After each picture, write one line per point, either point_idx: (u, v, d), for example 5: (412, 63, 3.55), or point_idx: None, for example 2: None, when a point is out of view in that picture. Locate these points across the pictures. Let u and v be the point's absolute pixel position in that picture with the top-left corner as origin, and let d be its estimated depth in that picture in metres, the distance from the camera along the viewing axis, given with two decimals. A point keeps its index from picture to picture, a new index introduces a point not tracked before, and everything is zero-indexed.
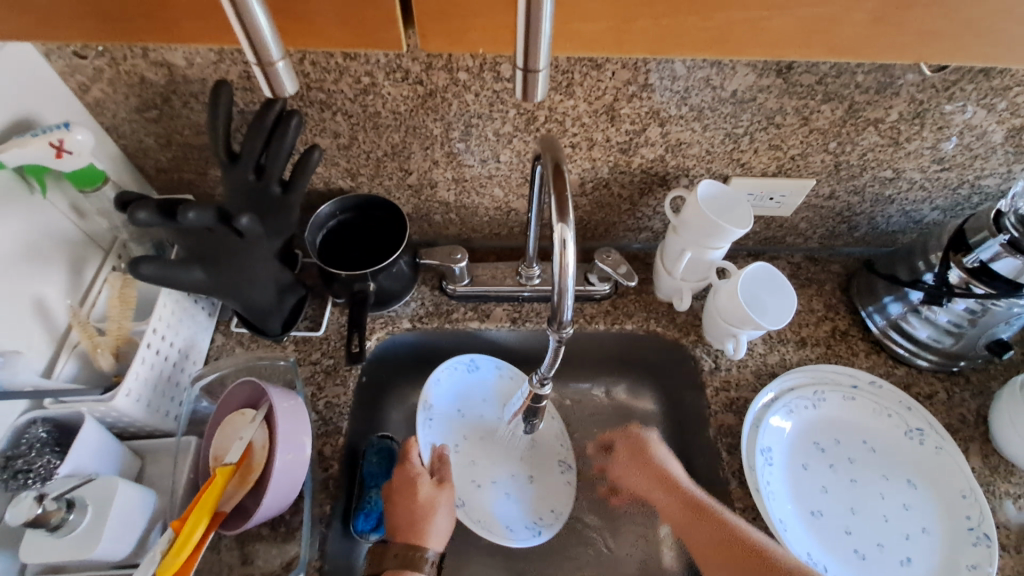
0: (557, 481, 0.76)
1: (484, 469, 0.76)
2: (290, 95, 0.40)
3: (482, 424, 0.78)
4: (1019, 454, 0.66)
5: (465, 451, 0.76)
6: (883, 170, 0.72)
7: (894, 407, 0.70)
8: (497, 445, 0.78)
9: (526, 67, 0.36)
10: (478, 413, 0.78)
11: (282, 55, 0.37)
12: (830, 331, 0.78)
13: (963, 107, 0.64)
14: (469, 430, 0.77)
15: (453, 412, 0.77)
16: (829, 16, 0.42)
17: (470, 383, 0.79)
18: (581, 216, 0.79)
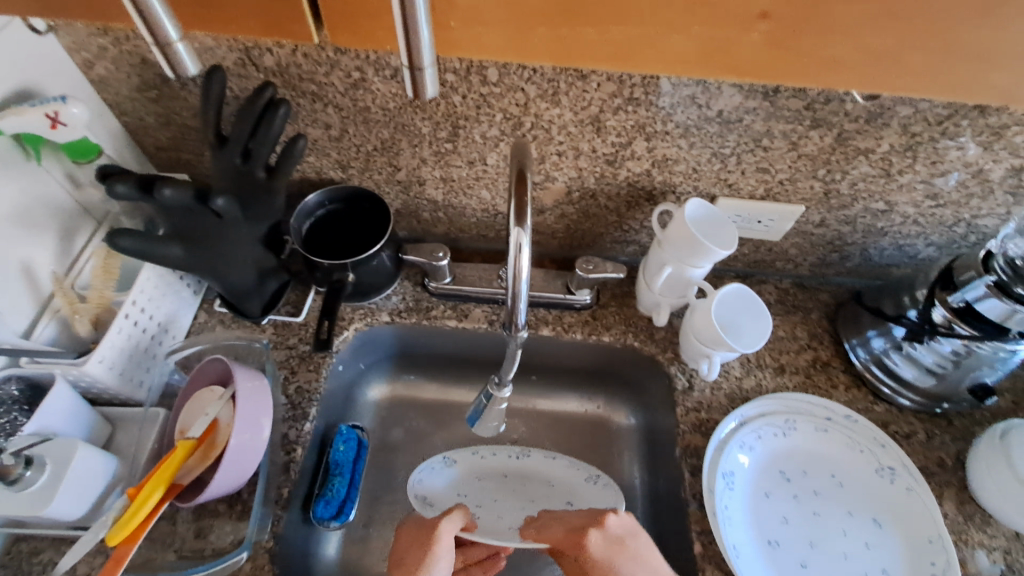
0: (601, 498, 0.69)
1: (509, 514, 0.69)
2: (194, 76, 0.44)
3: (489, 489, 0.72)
4: (994, 502, 0.63)
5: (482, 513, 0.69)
6: (875, 202, 0.70)
7: (868, 444, 0.67)
8: (509, 499, 0.71)
9: (412, 65, 0.40)
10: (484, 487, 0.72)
11: (177, 37, 0.41)
12: (810, 361, 0.75)
13: (960, 144, 0.61)
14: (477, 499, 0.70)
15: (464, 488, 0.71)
16: (724, 40, 0.50)
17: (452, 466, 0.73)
18: (568, 224, 0.78)
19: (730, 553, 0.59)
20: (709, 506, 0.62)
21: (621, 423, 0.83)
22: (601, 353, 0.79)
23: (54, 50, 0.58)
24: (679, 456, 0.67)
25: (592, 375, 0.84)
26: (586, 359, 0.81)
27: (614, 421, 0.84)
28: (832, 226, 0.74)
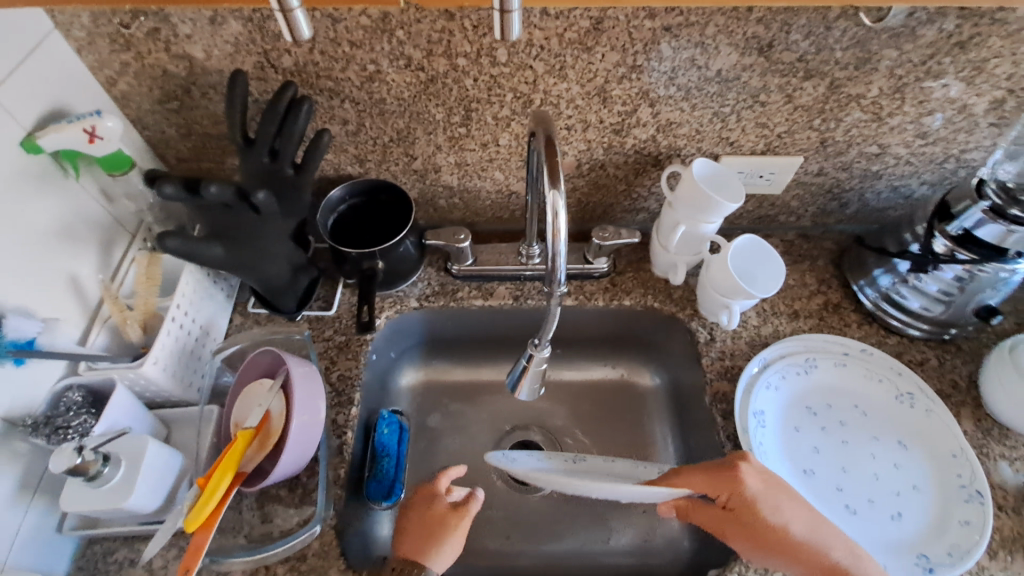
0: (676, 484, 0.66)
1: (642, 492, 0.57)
2: (307, 40, 0.44)
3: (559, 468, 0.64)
4: (1009, 414, 0.67)
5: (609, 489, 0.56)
6: (869, 145, 0.73)
7: (885, 373, 0.71)
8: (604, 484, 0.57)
9: (503, 7, 0.41)
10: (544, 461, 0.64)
11: (299, 2, 0.41)
12: (821, 304, 0.79)
13: (943, 82, 0.65)
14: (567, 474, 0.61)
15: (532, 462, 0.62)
16: None
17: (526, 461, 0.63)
18: (580, 197, 0.81)
19: None
20: (744, 444, 0.65)
21: (646, 383, 0.87)
22: (623, 317, 0.82)
23: (80, 70, 0.61)
24: (710, 403, 0.70)
25: (615, 341, 0.87)
26: (608, 325, 0.84)
27: (640, 383, 0.87)
28: (830, 174, 0.78)
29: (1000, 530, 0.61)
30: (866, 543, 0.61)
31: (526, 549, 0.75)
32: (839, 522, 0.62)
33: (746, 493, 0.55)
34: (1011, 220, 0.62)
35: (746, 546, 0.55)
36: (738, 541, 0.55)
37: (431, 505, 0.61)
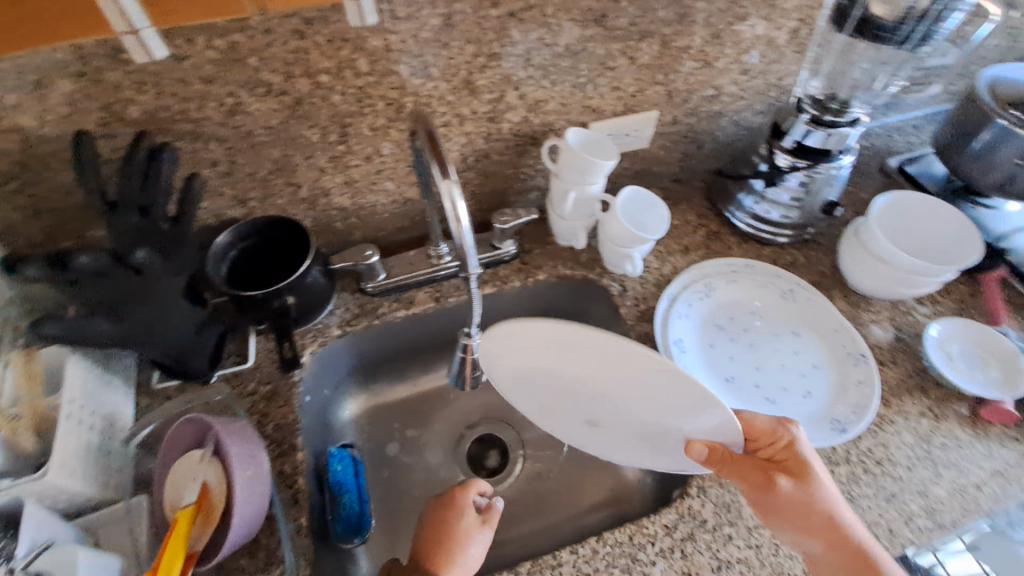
0: (641, 452, 0.65)
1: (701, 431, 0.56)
2: (162, 57, 0.55)
3: (573, 384, 0.61)
4: (868, 287, 0.79)
5: (683, 403, 0.55)
6: (706, 90, 0.84)
7: (768, 278, 0.81)
8: (633, 389, 0.57)
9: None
10: (535, 370, 0.61)
11: (145, 27, 0.52)
12: (705, 235, 0.88)
13: (749, 22, 0.76)
14: (598, 387, 0.59)
15: (534, 347, 0.58)
16: None
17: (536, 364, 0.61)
18: (473, 189, 0.84)
19: None
20: None
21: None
22: (542, 292, 0.86)
23: None
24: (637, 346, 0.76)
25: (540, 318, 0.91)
26: (531, 304, 0.88)
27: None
28: (683, 120, 0.88)
29: (888, 381, 0.73)
30: None
31: (509, 534, 0.76)
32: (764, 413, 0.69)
33: (801, 448, 0.56)
34: (825, 127, 0.74)
35: (788, 501, 0.54)
36: (781, 496, 0.54)
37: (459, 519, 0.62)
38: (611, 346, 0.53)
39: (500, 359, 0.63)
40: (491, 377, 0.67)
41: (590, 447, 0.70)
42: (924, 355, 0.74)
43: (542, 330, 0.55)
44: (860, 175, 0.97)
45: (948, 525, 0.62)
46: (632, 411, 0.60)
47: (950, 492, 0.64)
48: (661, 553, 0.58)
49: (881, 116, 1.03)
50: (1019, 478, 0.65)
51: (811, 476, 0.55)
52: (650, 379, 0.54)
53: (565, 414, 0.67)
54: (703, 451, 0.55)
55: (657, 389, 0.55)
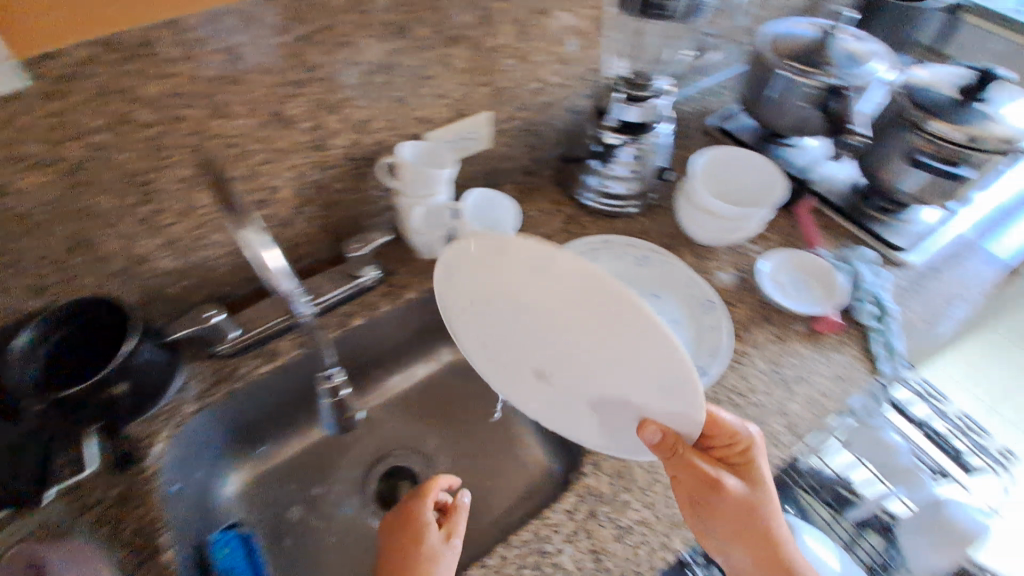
0: (582, 411, 0.62)
1: (660, 416, 0.55)
2: None
3: (541, 322, 0.56)
4: (708, 238, 0.86)
5: (659, 383, 0.51)
6: (531, 83, 0.86)
7: (622, 250, 0.86)
8: (598, 346, 0.53)
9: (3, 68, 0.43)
10: (501, 288, 0.56)
11: None
12: (561, 221, 0.91)
13: (553, 14, 0.79)
14: (567, 336, 0.55)
15: (512, 264, 0.52)
16: None
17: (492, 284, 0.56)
18: (320, 222, 0.80)
19: None
20: None
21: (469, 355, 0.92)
22: (416, 310, 0.83)
23: None
24: None
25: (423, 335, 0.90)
26: (409, 325, 0.86)
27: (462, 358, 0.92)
28: (518, 115, 0.90)
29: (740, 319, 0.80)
30: None
31: None
32: None
33: (757, 453, 0.58)
34: (637, 103, 0.80)
35: (726, 504, 0.56)
36: (722, 501, 0.56)
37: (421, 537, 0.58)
38: (608, 293, 0.47)
39: (463, 262, 0.57)
40: (445, 290, 0.64)
41: (523, 403, 0.69)
42: (762, 289, 0.82)
43: (540, 254, 0.49)
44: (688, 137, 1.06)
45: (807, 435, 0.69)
46: (598, 376, 0.56)
47: (805, 405, 0.72)
48: (566, 538, 0.59)
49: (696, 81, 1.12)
50: (853, 378, 0.74)
51: (749, 478, 0.58)
52: (642, 350, 0.50)
53: (517, 357, 0.64)
54: (656, 437, 0.53)
55: (637, 356, 0.50)
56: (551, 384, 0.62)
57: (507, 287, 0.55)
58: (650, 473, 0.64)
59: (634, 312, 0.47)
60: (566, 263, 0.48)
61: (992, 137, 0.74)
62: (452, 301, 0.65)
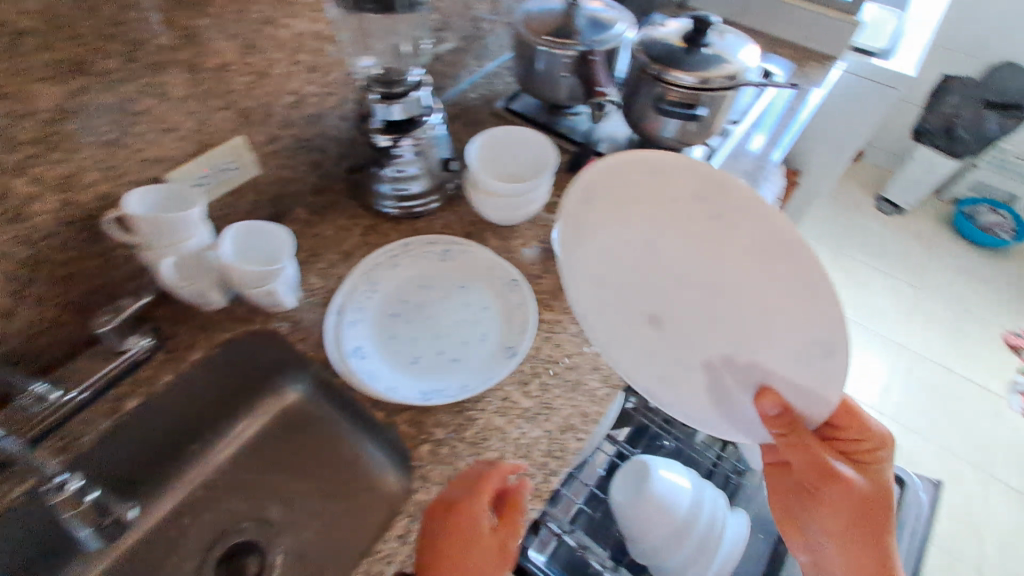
0: (699, 398, 0.66)
1: (778, 364, 0.58)
2: None
3: (684, 263, 0.63)
4: (509, 218, 0.85)
5: (785, 306, 0.55)
6: (283, 98, 0.79)
7: (424, 248, 0.83)
8: (728, 253, 0.58)
9: None
10: (677, 226, 0.61)
11: None
12: (361, 233, 0.87)
13: (279, 23, 0.72)
14: (707, 245, 0.60)
15: (712, 200, 0.57)
16: None
17: (643, 185, 0.62)
18: (60, 300, 0.69)
19: (387, 394, 0.66)
20: (354, 381, 0.67)
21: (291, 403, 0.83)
22: (211, 370, 0.75)
23: None
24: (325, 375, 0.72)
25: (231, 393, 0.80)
26: (210, 387, 0.77)
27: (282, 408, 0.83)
28: (281, 134, 0.83)
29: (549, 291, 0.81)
30: (479, 371, 0.70)
31: None
32: (451, 375, 0.69)
33: (884, 456, 0.64)
34: (394, 102, 0.77)
35: (832, 502, 0.63)
36: (834, 492, 0.63)
37: (474, 529, 0.56)
38: (763, 211, 0.53)
39: (625, 177, 0.63)
40: (579, 224, 0.70)
41: (597, 313, 0.72)
42: None
43: (713, 182, 0.56)
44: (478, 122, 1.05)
45: (620, 383, 0.72)
46: (724, 321, 0.62)
47: None
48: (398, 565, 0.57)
49: (476, 64, 1.12)
50: None
51: (880, 467, 0.64)
52: (773, 272, 0.54)
53: (630, 300, 0.69)
54: (775, 408, 0.58)
55: (771, 279, 0.55)
56: (665, 329, 0.67)
57: (656, 197, 0.62)
58: None
59: (814, 271, 0.51)
60: (734, 193, 0.55)
61: (715, 74, 0.83)
62: (562, 233, 0.72)
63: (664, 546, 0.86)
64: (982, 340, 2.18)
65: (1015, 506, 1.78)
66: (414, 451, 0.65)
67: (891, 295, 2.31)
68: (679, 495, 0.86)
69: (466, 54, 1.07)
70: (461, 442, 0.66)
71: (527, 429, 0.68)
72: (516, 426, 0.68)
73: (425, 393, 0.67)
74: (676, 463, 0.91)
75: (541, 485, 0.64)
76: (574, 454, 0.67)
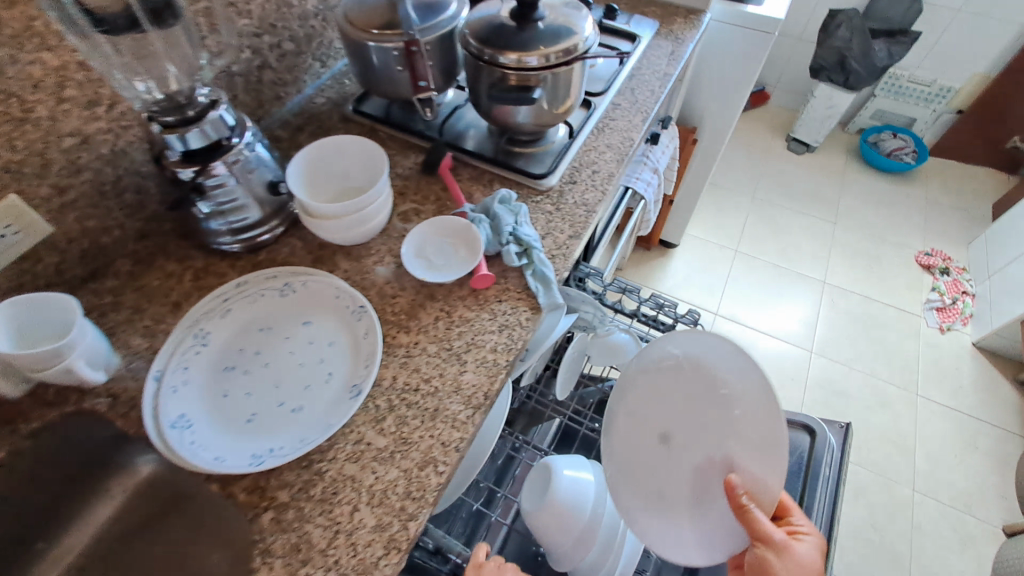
0: (688, 513, 0.75)
1: (748, 465, 0.67)
2: None
3: (695, 441, 0.76)
4: (355, 235, 0.77)
5: (757, 440, 0.66)
6: (60, 142, 0.69)
7: (261, 285, 0.74)
8: (719, 416, 0.72)
9: None
10: (692, 414, 0.76)
11: None
12: (192, 277, 0.77)
13: (20, 59, 0.62)
14: (719, 435, 0.72)
15: (710, 393, 0.73)
16: None
17: (657, 379, 0.81)
18: None
19: (214, 465, 0.58)
20: (175, 458, 0.59)
21: (125, 504, 0.70)
22: (19, 473, 0.66)
23: None
24: None
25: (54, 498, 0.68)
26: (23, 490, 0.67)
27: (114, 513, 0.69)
28: (72, 181, 0.72)
29: (406, 310, 0.75)
30: (321, 420, 0.63)
31: None
32: (291, 428, 0.63)
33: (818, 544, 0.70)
34: (194, 125, 0.66)
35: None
36: (775, 557, 0.65)
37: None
38: (751, 375, 0.67)
39: (661, 374, 0.81)
40: (622, 394, 0.85)
41: (631, 480, 0.81)
42: (410, 270, 0.77)
43: (701, 340, 0.74)
44: (326, 129, 0.96)
45: (484, 402, 0.68)
46: (705, 447, 0.74)
47: (477, 371, 0.70)
48: None
49: (319, 65, 1.02)
50: (520, 322, 0.74)
51: (806, 544, 0.69)
52: (745, 411, 0.68)
53: (651, 453, 0.81)
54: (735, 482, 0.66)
55: (739, 419, 0.69)
56: (671, 457, 0.79)
57: (647, 371, 0.82)
58: (328, 528, 0.59)
59: (764, 389, 0.65)
60: (717, 347, 0.72)
61: (551, 50, 0.77)
62: (609, 414, 0.86)
63: (569, 549, 0.83)
64: (897, 264, 2.26)
65: (942, 419, 1.85)
66: (254, 523, 0.59)
67: (810, 233, 2.36)
68: (582, 493, 0.84)
69: (302, 56, 0.98)
70: (308, 502, 0.60)
71: (382, 473, 0.62)
72: (370, 471, 0.62)
73: (258, 456, 0.60)
74: (578, 460, 0.89)
75: (398, 534, 0.58)
76: (434, 491, 0.61)
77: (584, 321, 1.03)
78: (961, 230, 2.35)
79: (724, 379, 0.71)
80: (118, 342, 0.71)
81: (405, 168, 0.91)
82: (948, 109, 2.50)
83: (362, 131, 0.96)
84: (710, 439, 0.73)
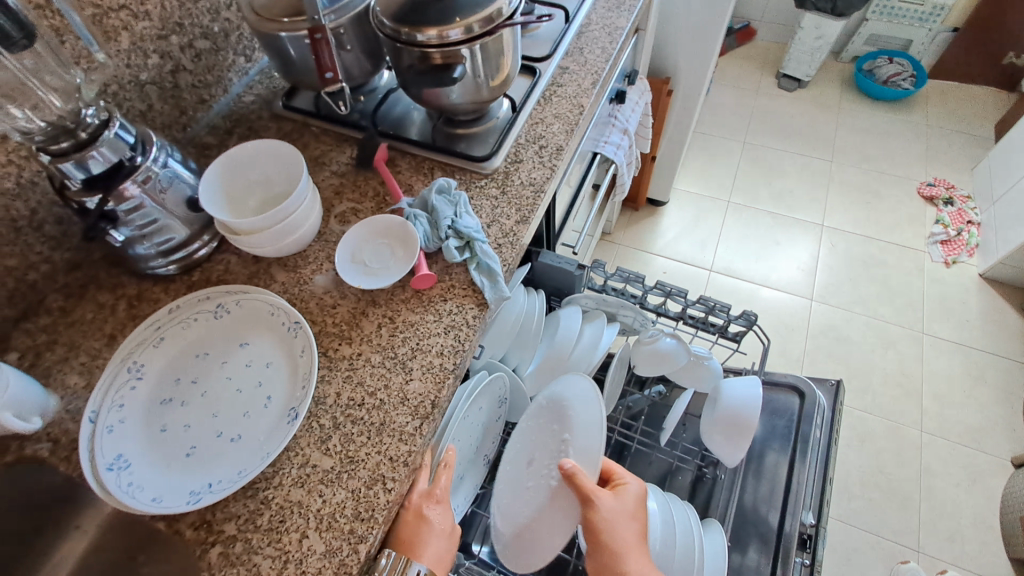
0: (544, 522, 0.76)
1: (580, 450, 0.75)
2: None
3: (545, 455, 0.80)
4: (289, 246, 0.74)
5: (586, 426, 0.76)
6: None
7: (194, 307, 0.70)
8: (562, 425, 0.80)
9: None
10: (542, 438, 0.82)
11: None
12: (125, 306, 0.74)
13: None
14: (559, 439, 0.79)
15: (555, 413, 0.82)
16: None
17: (524, 432, 0.86)
18: None
19: (153, 506, 0.56)
20: (113, 499, 0.56)
21: (87, 554, 0.66)
22: None
23: None
24: None
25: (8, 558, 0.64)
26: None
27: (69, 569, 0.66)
28: None
29: (346, 320, 0.71)
30: (260, 447, 0.61)
31: None
32: (232, 459, 0.61)
33: (638, 491, 0.75)
34: (91, 147, 0.62)
35: (623, 537, 0.70)
36: (592, 509, 0.70)
37: (413, 519, 0.63)
38: (580, 386, 0.81)
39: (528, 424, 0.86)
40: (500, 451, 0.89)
41: (503, 513, 0.81)
42: (346, 279, 0.73)
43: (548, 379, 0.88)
44: (256, 130, 0.91)
45: (432, 411, 0.64)
46: (550, 456, 0.79)
47: (424, 378, 0.66)
48: None
49: (243, 61, 0.96)
50: (466, 321, 0.70)
51: (623, 493, 0.74)
52: (579, 411, 0.78)
53: (518, 484, 0.82)
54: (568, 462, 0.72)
55: (574, 418, 0.78)
56: (527, 483, 0.81)
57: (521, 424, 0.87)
58: (278, 559, 0.56)
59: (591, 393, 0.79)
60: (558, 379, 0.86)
61: (472, 19, 0.69)
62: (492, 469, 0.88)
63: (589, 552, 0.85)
64: (898, 197, 2.16)
65: (947, 356, 1.80)
66: (202, 560, 0.57)
67: (805, 175, 2.26)
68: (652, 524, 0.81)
69: (221, 54, 0.91)
70: (255, 533, 0.58)
71: (329, 496, 0.60)
72: (317, 495, 0.60)
73: (200, 490, 0.58)
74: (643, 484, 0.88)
75: (348, 559, 0.56)
76: (385, 510, 0.59)
77: (625, 325, 1.03)
78: (965, 155, 2.23)
79: (565, 403, 0.81)
80: (55, 382, 0.68)
81: (340, 165, 0.86)
82: (944, 27, 2.34)
83: (294, 128, 0.91)
84: (559, 449, 0.78)
